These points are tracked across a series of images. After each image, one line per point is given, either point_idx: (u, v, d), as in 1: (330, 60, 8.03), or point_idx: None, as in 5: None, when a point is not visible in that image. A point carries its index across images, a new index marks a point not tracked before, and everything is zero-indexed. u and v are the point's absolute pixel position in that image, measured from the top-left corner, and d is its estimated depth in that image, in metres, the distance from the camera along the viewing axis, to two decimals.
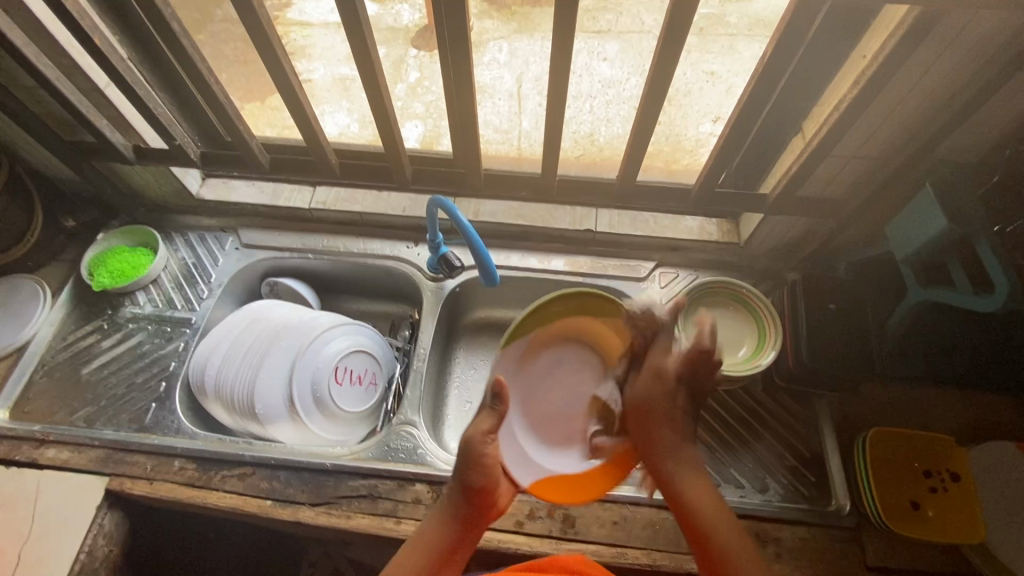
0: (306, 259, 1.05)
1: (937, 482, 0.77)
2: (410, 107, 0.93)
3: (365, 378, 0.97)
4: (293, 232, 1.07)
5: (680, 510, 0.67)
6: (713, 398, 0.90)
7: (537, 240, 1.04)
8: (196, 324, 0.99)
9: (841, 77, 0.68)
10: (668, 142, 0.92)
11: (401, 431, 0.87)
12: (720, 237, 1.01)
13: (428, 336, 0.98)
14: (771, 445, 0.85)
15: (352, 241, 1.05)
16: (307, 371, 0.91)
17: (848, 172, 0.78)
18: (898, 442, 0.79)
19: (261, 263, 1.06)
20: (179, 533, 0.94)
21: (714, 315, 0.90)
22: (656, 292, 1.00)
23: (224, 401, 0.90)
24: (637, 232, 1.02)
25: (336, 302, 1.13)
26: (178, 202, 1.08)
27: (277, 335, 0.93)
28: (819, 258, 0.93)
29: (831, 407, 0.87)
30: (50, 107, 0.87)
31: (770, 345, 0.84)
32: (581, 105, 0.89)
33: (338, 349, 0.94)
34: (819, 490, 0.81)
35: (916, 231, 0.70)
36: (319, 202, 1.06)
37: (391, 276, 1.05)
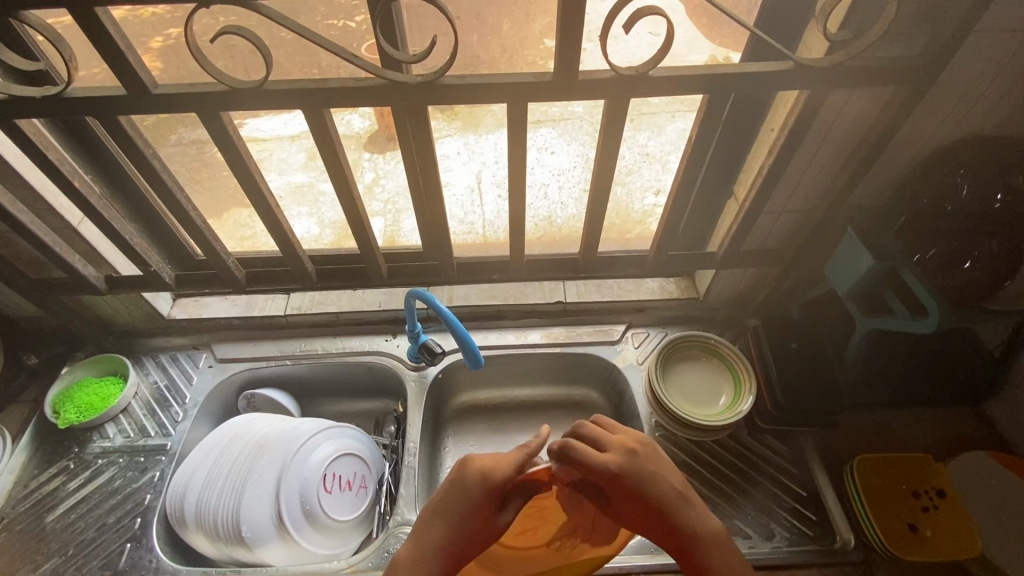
0: (284, 365, 1.05)
1: (927, 501, 0.80)
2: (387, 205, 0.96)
3: (355, 483, 0.94)
4: (269, 341, 1.07)
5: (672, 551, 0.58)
6: (703, 450, 0.92)
7: (512, 317, 1.09)
8: (172, 450, 0.95)
9: (755, 150, 0.79)
10: (619, 216, 1.00)
11: (400, 534, 0.85)
12: (679, 294, 1.08)
13: (416, 430, 0.97)
14: (767, 490, 0.87)
15: (329, 341, 1.06)
16: (295, 480, 0.88)
17: (781, 225, 0.88)
18: (881, 467, 0.83)
19: (238, 375, 1.05)
20: None
21: (692, 367, 0.94)
22: (631, 352, 1.05)
23: (206, 529, 0.86)
24: (603, 298, 1.09)
25: (316, 406, 1.11)
26: (147, 325, 1.07)
27: (258, 450, 0.90)
28: (772, 302, 1.00)
29: (814, 443, 0.91)
30: (19, 249, 0.88)
31: (747, 390, 0.88)
32: (536, 193, 0.97)
33: (325, 453, 0.92)
34: (822, 528, 0.83)
35: (850, 270, 0.79)
36: (294, 307, 1.08)
37: (371, 372, 1.06)
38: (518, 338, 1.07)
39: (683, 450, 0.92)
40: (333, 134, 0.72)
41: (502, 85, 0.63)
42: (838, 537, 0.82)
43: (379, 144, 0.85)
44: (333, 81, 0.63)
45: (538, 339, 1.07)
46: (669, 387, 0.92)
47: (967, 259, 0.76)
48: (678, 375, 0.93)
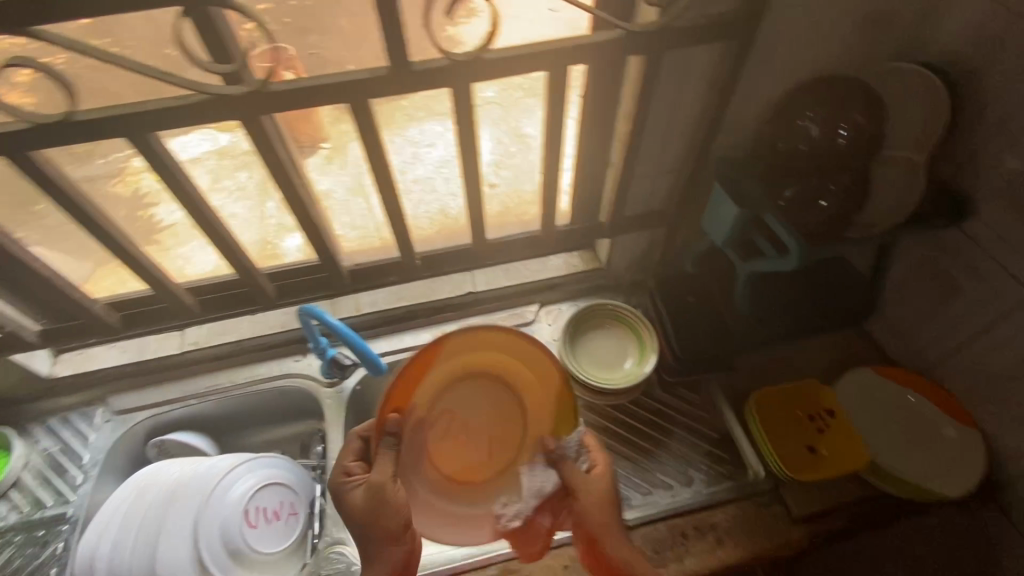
0: (191, 405, 1.00)
1: (820, 422, 0.86)
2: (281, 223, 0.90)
3: (283, 512, 0.91)
4: (170, 383, 1.01)
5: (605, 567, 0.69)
6: (622, 411, 0.95)
7: (425, 316, 1.07)
8: (74, 516, 0.89)
9: (617, 118, 0.81)
10: (512, 199, 1.00)
11: (331, 554, 0.83)
12: (585, 266, 1.10)
13: (339, 446, 0.95)
14: (683, 439, 0.91)
15: (237, 372, 1.02)
16: (213, 523, 0.84)
17: (660, 186, 0.90)
18: (777, 398, 0.88)
19: (141, 425, 0.98)
20: None
21: (597, 335, 0.96)
22: (546, 330, 1.06)
23: None
24: (511, 282, 1.09)
25: (237, 440, 1.06)
26: (28, 389, 0.98)
27: (171, 497, 0.86)
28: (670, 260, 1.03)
29: (723, 387, 0.96)
30: None
31: (650, 350, 0.91)
32: (424, 187, 0.94)
33: (244, 488, 0.88)
34: (734, 465, 0.88)
35: (723, 220, 0.82)
36: (191, 342, 1.02)
37: (286, 396, 1.02)
38: (434, 335, 1.05)
39: (603, 416, 0.94)
40: (165, 157, 0.68)
41: (337, 87, 0.61)
42: (750, 471, 0.87)
43: (235, 159, 0.78)
44: (150, 103, 0.60)
45: None
46: (579, 357, 0.93)
47: (820, 200, 0.81)
48: (587, 346, 0.95)
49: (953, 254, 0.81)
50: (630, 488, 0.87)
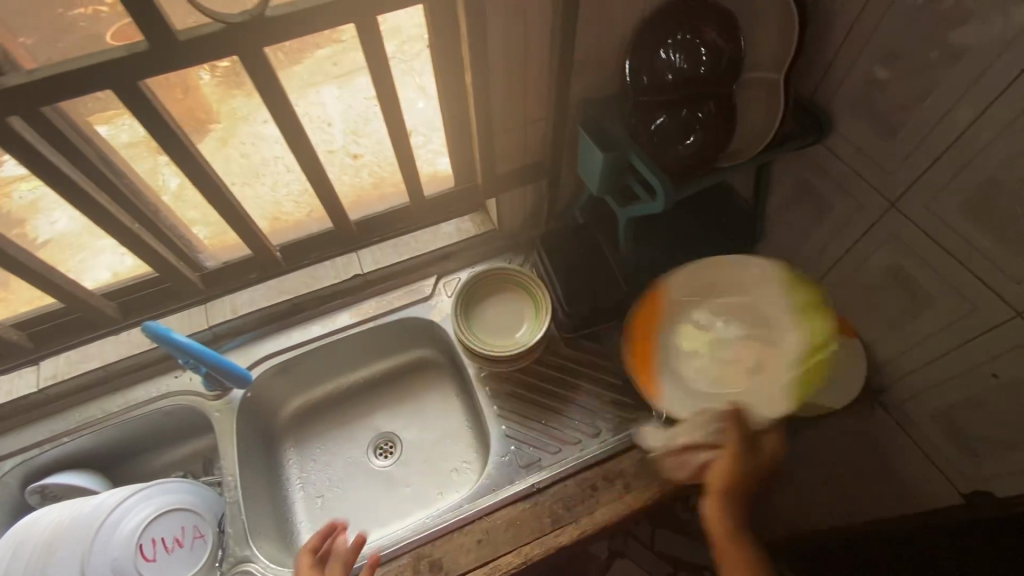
0: (64, 444, 0.90)
1: None
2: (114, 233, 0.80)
3: (185, 538, 0.85)
4: (35, 423, 0.91)
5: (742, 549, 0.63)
6: (527, 372, 0.93)
7: (314, 306, 1.00)
8: None
9: (464, 71, 0.74)
10: (381, 169, 0.93)
11: (237, 574, 0.82)
12: (477, 229, 1.05)
13: (233, 460, 0.89)
14: (589, 393, 0.91)
15: (110, 400, 0.93)
16: (101, 563, 0.79)
17: (529, 136, 0.85)
18: None
19: (11, 475, 0.89)
20: None
21: (489, 306, 0.93)
22: (446, 302, 1.02)
23: None
24: (402, 257, 1.03)
25: (132, 470, 0.99)
26: None
27: (52, 546, 0.79)
28: (560, 212, 1.00)
29: (624, 334, 0.95)
30: None
31: (545, 312, 0.90)
32: (275, 168, 0.85)
33: (133, 521, 0.82)
34: (638, 410, 0.89)
35: (592, 166, 0.79)
36: (49, 376, 0.92)
37: (173, 416, 0.95)
38: (326, 326, 0.99)
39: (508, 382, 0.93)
40: None
41: None
42: (773, 410, 0.76)
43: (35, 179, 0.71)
44: None
45: (348, 320, 1.00)
46: (475, 328, 0.90)
47: (688, 137, 0.78)
48: (480, 317, 0.91)
49: (819, 172, 0.81)
50: (539, 450, 0.87)
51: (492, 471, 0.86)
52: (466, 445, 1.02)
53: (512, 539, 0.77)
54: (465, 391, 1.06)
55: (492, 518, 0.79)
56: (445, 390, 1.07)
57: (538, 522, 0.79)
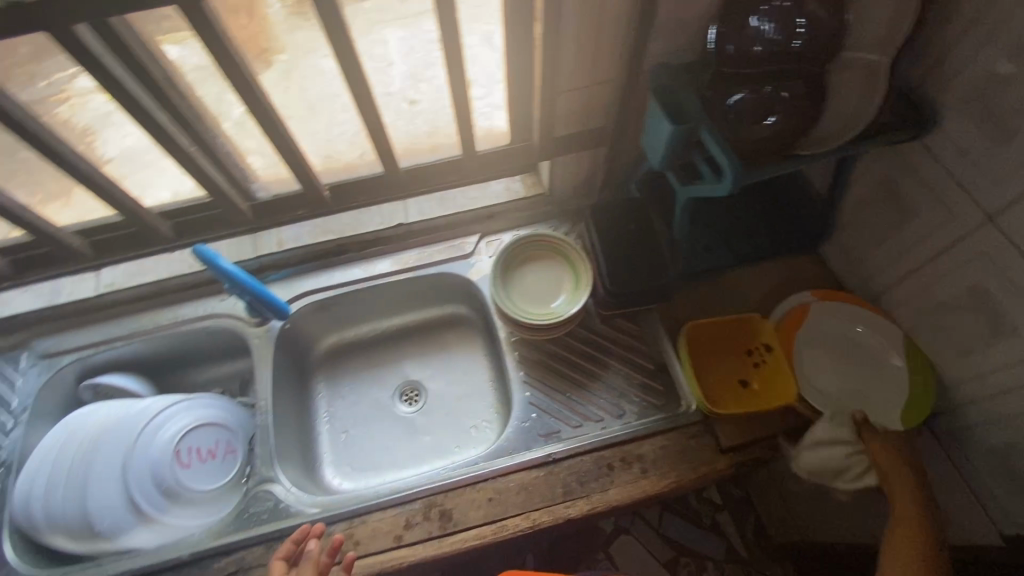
0: (117, 348, 0.96)
1: (757, 356, 0.84)
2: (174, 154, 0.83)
3: (218, 451, 0.91)
4: (92, 326, 0.97)
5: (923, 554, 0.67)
6: (557, 343, 0.92)
7: (356, 249, 1.01)
8: (7, 461, 0.89)
9: (534, 20, 0.70)
10: (437, 118, 0.91)
11: (261, 492, 0.83)
12: (526, 192, 1.03)
13: (267, 386, 0.93)
14: (619, 373, 0.89)
15: (159, 314, 0.97)
16: (141, 464, 0.85)
17: (594, 97, 0.80)
18: (713, 332, 0.86)
19: (70, 368, 0.96)
20: None
21: (529, 271, 0.90)
22: (485, 263, 1.01)
23: (61, 527, 0.82)
24: (449, 212, 1.03)
25: (175, 381, 1.05)
26: None
27: (100, 440, 0.85)
28: (614, 183, 0.95)
29: (663, 318, 0.92)
30: None
31: (584, 286, 0.86)
32: (332, 110, 0.86)
33: (173, 429, 0.88)
34: (667, 397, 0.87)
35: (656, 138, 0.74)
36: (108, 284, 0.99)
37: (215, 337, 0.99)
38: (366, 270, 1.00)
39: (538, 351, 0.92)
40: None
41: None
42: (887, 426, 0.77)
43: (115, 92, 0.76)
44: None
45: (388, 268, 1.01)
46: (511, 295, 0.88)
47: (770, 115, 0.70)
48: (518, 282, 0.90)
49: (909, 171, 0.73)
50: (561, 422, 0.86)
51: (511, 435, 0.86)
52: (489, 405, 1.03)
53: (522, 503, 0.78)
54: (493, 353, 1.06)
55: (505, 480, 0.80)
56: (475, 349, 1.08)
57: (549, 492, 0.79)
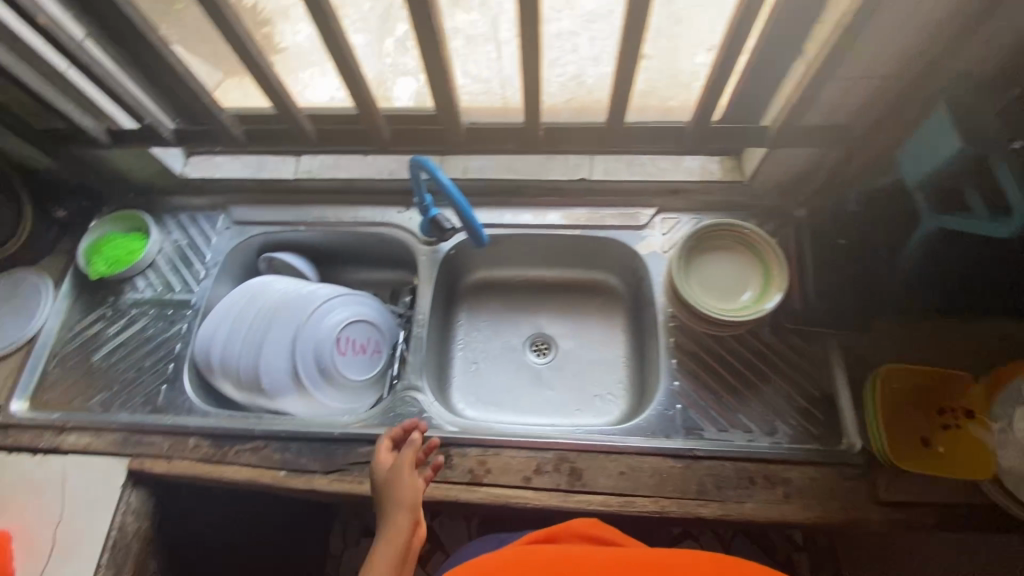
0: (299, 231, 1.04)
1: (950, 418, 0.76)
2: (400, 63, 0.83)
3: (369, 348, 0.97)
4: (282, 205, 1.05)
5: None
6: (718, 341, 0.88)
7: (532, 194, 1.01)
8: (197, 305, 0.99)
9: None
10: (661, 78, 0.85)
11: (406, 397, 0.88)
12: (723, 175, 0.96)
13: (427, 302, 0.97)
14: (779, 389, 0.84)
15: (341, 210, 1.03)
16: (307, 341, 0.92)
17: (858, 94, 0.71)
18: (910, 377, 0.78)
19: (256, 239, 1.05)
20: (199, 517, 0.95)
21: (715, 259, 0.86)
22: (657, 239, 0.96)
23: (232, 377, 0.91)
24: (634, 176, 0.99)
25: (334, 273, 1.11)
26: (164, 183, 1.06)
27: (276, 311, 0.93)
28: (829, 189, 0.86)
29: (841, 345, 0.85)
30: (17, 96, 0.85)
31: (776, 288, 0.81)
32: (562, 46, 0.81)
33: (337, 317, 0.94)
34: (829, 429, 0.80)
35: (928, 156, 0.65)
36: (305, 171, 1.05)
37: (384, 244, 1.04)
38: (536, 218, 0.99)
39: (697, 344, 0.88)
40: None
41: None
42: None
43: None
44: None
45: (557, 221, 0.99)
46: (693, 280, 0.85)
47: None
48: (702, 268, 0.86)
49: None
50: (707, 422, 0.83)
51: (651, 417, 0.84)
52: (619, 380, 1.01)
53: (654, 487, 0.78)
54: (635, 332, 1.03)
55: (640, 459, 0.80)
56: (616, 323, 1.05)
57: (683, 484, 0.78)
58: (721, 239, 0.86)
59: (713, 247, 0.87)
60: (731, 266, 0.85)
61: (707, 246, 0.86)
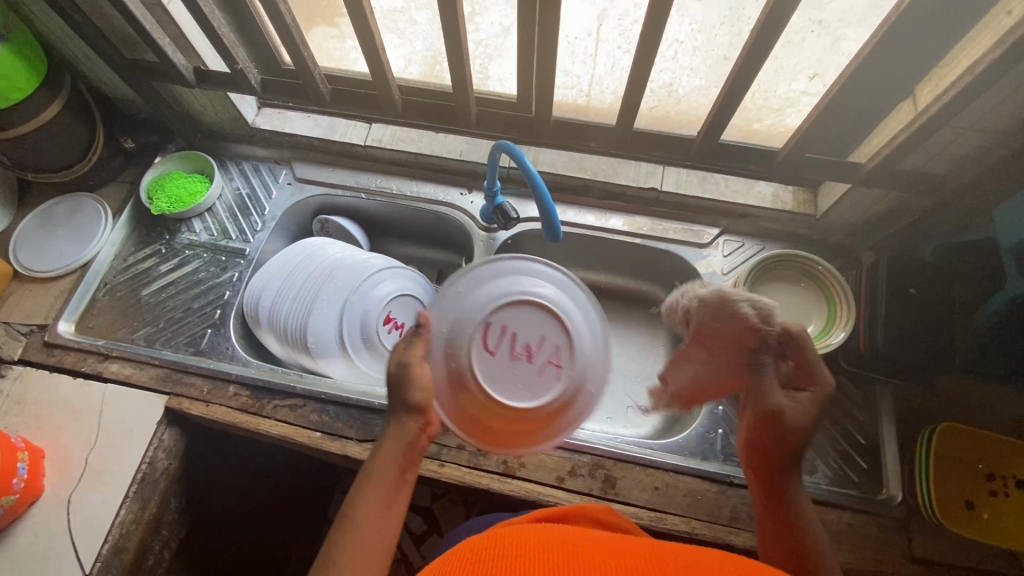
0: (358, 198, 1.03)
1: (998, 486, 0.75)
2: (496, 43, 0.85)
3: (538, 354, 0.63)
4: (347, 170, 1.05)
5: (785, 543, 0.61)
6: None
7: (597, 196, 1.00)
8: (250, 256, 0.99)
9: (974, 42, 0.61)
10: (753, 99, 0.85)
11: None
12: (795, 207, 0.94)
13: None
14: (825, 430, 0.83)
15: (405, 183, 1.03)
16: (448, 332, 0.63)
17: (962, 146, 0.69)
18: (967, 440, 0.76)
19: (314, 199, 1.04)
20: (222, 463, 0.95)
21: (781, 290, 0.86)
22: (718, 260, 0.95)
23: (277, 331, 0.91)
24: (706, 194, 0.96)
25: (383, 244, 1.11)
26: (233, 129, 1.06)
27: (330, 273, 0.91)
28: (904, 237, 0.85)
29: (894, 396, 0.83)
30: (113, 22, 0.85)
31: (841, 327, 0.80)
32: (665, 50, 0.80)
33: (550, 299, 0.65)
34: (870, 478, 0.79)
35: None
36: (375, 139, 1.03)
37: (441, 223, 1.03)
38: (599, 220, 0.98)
39: None
40: None
41: None
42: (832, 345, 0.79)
43: None
44: None
45: (619, 226, 0.98)
46: None
47: None
48: (765, 297, 0.85)
49: None
50: None
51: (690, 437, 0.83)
52: None
53: (687, 507, 0.77)
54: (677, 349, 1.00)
55: (676, 478, 0.79)
56: (657, 337, 1.03)
57: (716, 509, 0.77)
58: (786, 270, 0.86)
59: (776, 277, 0.86)
60: (793, 299, 0.85)
61: (771, 275, 0.86)
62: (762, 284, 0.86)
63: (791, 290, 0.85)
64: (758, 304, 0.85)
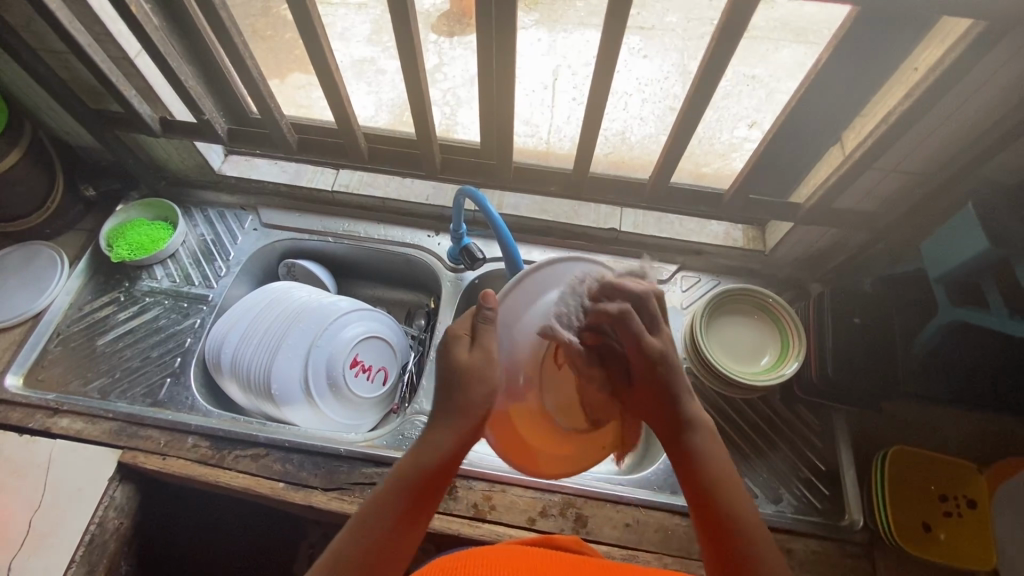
0: (325, 242, 1.04)
1: (952, 507, 0.77)
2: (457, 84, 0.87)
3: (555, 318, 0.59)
4: (313, 215, 1.06)
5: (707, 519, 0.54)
6: (730, 404, 0.89)
7: (559, 237, 1.03)
8: (213, 302, 0.98)
9: (884, 95, 0.68)
10: (700, 145, 0.91)
11: (415, 421, 0.87)
12: (745, 244, 0.99)
13: (445, 327, 0.97)
14: (787, 459, 0.85)
15: (371, 227, 1.05)
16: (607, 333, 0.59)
17: (886, 186, 0.76)
18: (918, 463, 0.79)
19: (280, 244, 1.05)
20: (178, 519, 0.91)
21: (737, 322, 0.89)
22: (677, 295, 0.98)
23: (239, 378, 0.89)
24: (661, 234, 1.01)
25: (350, 286, 1.12)
26: (199, 176, 1.07)
27: (296, 316, 0.90)
28: (846, 270, 0.90)
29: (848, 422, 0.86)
30: (78, 74, 0.86)
31: (794, 355, 0.83)
32: (615, 102, 0.88)
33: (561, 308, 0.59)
34: (832, 504, 0.81)
35: (949, 252, 0.69)
36: (342, 184, 1.05)
37: (408, 265, 1.05)
38: None
39: (709, 403, 0.89)
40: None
41: None
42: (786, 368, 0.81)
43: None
44: None
45: None
46: (710, 338, 0.88)
47: None
48: (722, 329, 0.88)
49: None
50: None
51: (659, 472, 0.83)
52: None
53: (659, 543, 0.77)
54: None
55: (647, 514, 0.79)
56: None
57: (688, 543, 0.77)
58: (740, 302, 0.89)
59: (735, 308, 0.89)
60: (748, 330, 0.88)
61: (727, 308, 0.90)
62: (721, 315, 0.89)
63: (747, 322, 0.89)
64: (715, 336, 0.88)
